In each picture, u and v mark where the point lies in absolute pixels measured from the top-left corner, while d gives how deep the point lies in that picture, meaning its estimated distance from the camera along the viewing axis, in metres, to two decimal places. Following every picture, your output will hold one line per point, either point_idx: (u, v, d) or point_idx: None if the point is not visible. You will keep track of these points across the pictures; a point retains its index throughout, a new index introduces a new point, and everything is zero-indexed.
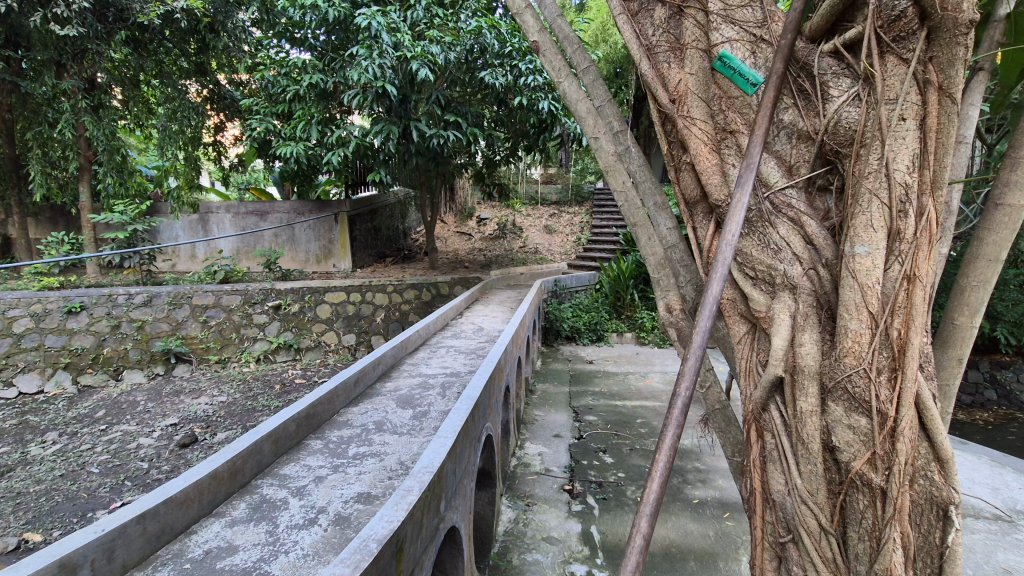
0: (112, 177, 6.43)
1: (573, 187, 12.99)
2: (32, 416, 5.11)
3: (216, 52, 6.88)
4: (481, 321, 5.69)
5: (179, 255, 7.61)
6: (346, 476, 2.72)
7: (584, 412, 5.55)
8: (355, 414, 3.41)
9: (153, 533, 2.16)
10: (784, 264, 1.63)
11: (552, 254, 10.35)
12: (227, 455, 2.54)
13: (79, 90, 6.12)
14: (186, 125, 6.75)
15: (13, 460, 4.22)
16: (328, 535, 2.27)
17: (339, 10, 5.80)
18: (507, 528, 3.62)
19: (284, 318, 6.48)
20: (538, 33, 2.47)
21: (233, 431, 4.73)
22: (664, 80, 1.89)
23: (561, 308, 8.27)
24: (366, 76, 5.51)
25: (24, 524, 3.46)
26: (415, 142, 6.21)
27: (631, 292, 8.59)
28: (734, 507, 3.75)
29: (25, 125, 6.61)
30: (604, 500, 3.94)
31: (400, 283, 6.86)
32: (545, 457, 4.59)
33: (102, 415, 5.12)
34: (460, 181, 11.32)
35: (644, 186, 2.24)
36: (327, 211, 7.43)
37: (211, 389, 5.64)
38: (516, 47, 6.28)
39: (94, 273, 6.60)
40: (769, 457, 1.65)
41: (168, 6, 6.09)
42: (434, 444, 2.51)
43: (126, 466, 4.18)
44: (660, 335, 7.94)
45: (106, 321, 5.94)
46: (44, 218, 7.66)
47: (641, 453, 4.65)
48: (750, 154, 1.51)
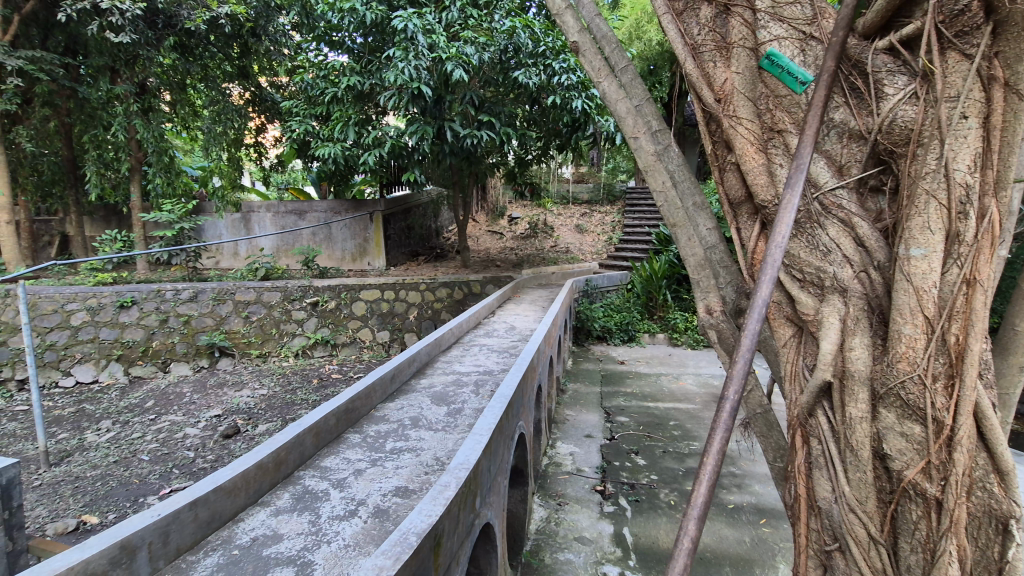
0: (161, 177, 6.71)
1: (604, 187, 12.92)
2: (88, 404, 5.40)
3: (258, 56, 7.11)
4: (513, 320, 5.72)
5: (223, 253, 7.90)
6: (384, 470, 2.79)
7: (615, 413, 5.52)
8: (391, 410, 3.48)
9: (204, 519, 2.25)
10: (834, 266, 1.59)
11: (583, 254, 10.31)
12: (271, 446, 2.63)
13: (131, 95, 6.45)
14: (230, 127, 6.99)
15: (72, 445, 4.47)
16: (368, 527, 2.33)
17: (376, 13, 5.94)
18: (538, 527, 3.64)
19: (322, 315, 6.65)
20: (578, 33, 2.47)
21: (273, 423, 4.89)
22: (709, 79, 1.87)
23: (593, 308, 8.22)
24: (403, 77, 5.62)
25: (83, 507, 3.65)
26: (449, 142, 6.28)
27: (664, 292, 8.46)
28: (771, 514, 3.67)
29: (83, 128, 6.98)
30: (636, 502, 3.92)
31: (433, 281, 6.93)
32: (576, 456, 4.60)
33: (151, 405, 5.36)
34: (491, 181, 11.40)
35: (683, 186, 2.23)
36: (362, 211, 7.58)
37: (252, 382, 5.84)
38: (550, 46, 6.27)
39: (143, 270, 6.91)
40: (815, 463, 1.62)
41: (214, 11, 6.27)
42: (469, 441, 2.54)
43: (173, 454, 4.37)
44: (694, 336, 7.82)
45: (154, 315, 6.21)
46: (99, 217, 8.07)
47: (675, 456, 4.60)
48: (800, 154, 1.46)
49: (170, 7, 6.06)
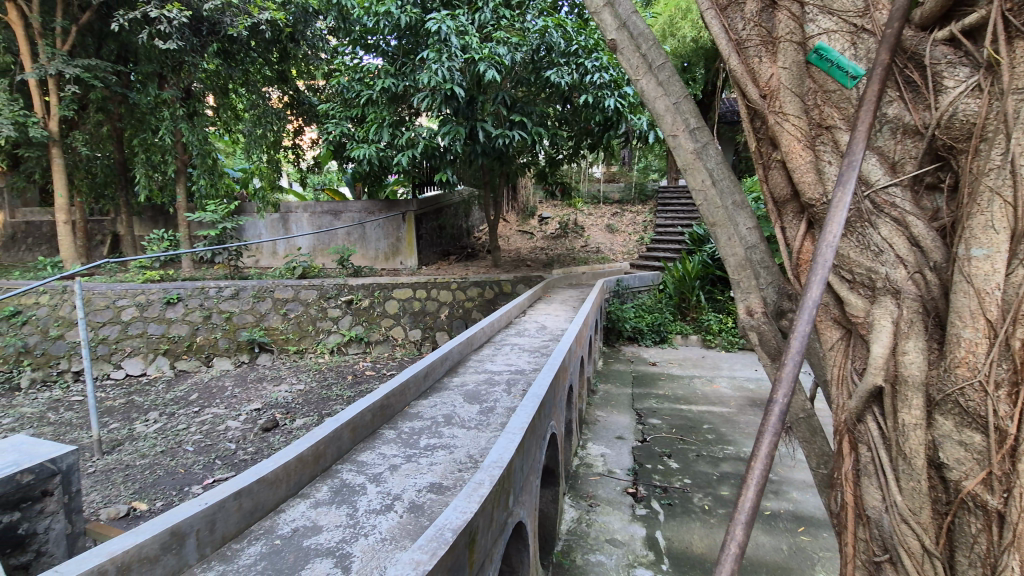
0: (205, 179, 6.97)
1: (636, 186, 12.78)
2: (137, 396, 5.65)
3: (296, 61, 7.31)
4: (543, 319, 5.72)
5: (262, 252, 8.16)
6: (419, 466, 2.83)
7: (647, 415, 5.45)
8: (425, 407, 3.53)
9: (248, 509, 2.33)
10: (885, 266, 1.54)
11: (614, 253, 10.22)
12: (310, 440, 2.70)
13: (177, 99, 6.71)
14: (269, 130, 7.21)
15: (122, 435, 4.68)
16: (403, 521, 2.37)
17: (410, 16, 6.05)
18: (570, 527, 3.63)
19: (356, 313, 6.79)
20: (616, 31, 2.44)
21: (310, 418, 5.02)
22: (754, 75, 1.83)
23: (624, 308, 8.14)
24: (436, 78, 5.67)
25: (133, 494, 3.81)
26: (481, 142, 6.30)
27: (697, 293, 8.30)
28: (810, 522, 3.56)
29: (133, 132, 7.32)
30: (669, 506, 3.86)
31: (464, 280, 6.99)
32: (607, 458, 4.56)
33: (195, 398, 5.57)
34: (521, 181, 11.42)
35: (722, 184, 2.19)
36: (395, 211, 7.70)
37: (290, 377, 6.02)
38: (582, 45, 6.23)
39: (188, 268, 7.19)
40: (863, 471, 1.57)
41: (254, 18, 6.31)
42: (503, 440, 2.55)
43: (216, 446, 4.53)
44: (728, 338, 7.65)
45: (199, 312, 6.46)
46: (146, 216, 8.43)
47: (708, 460, 4.51)
48: (852, 151, 1.41)
49: (214, 15, 6.21)
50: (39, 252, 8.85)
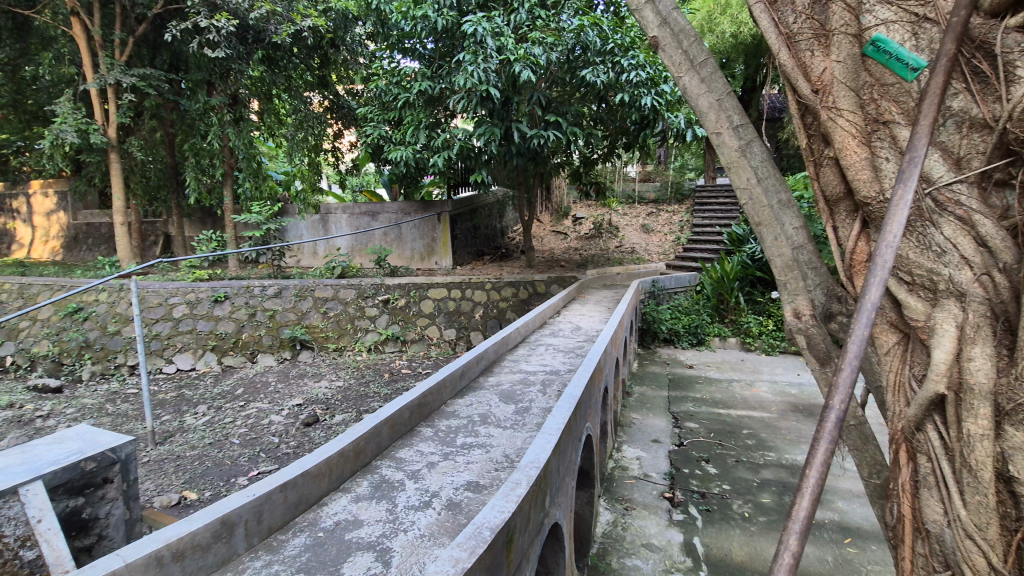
0: (249, 182, 7.22)
1: (672, 185, 12.57)
2: (187, 389, 5.90)
3: (336, 66, 7.50)
4: (578, 320, 5.69)
5: (304, 252, 8.41)
6: (456, 464, 2.86)
7: (684, 418, 5.35)
8: (461, 406, 3.56)
9: (293, 501, 2.40)
10: (949, 268, 1.46)
11: (649, 254, 10.08)
12: (352, 435, 2.77)
13: (224, 106, 6.99)
14: (310, 134, 7.44)
15: (174, 427, 4.91)
16: (442, 518, 2.40)
17: (447, 19, 6.11)
18: (605, 530, 3.60)
19: (392, 312, 6.92)
20: (658, 27, 2.41)
21: (348, 414, 5.14)
22: (805, 69, 1.79)
23: (660, 309, 8.01)
24: (472, 79, 5.72)
25: (184, 483, 3.98)
26: (516, 143, 6.31)
27: (736, 294, 8.09)
28: (857, 534, 3.42)
29: (183, 137, 7.66)
30: (707, 512, 3.77)
31: (498, 280, 7.03)
32: (643, 461, 4.50)
33: (241, 392, 5.78)
34: (556, 180, 11.39)
35: (768, 183, 2.15)
36: (431, 211, 7.81)
37: (330, 374, 6.18)
38: (618, 43, 6.16)
39: (235, 268, 7.48)
40: (923, 482, 1.50)
41: (298, 25, 6.53)
42: (539, 440, 2.55)
43: (261, 439, 4.68)
44: (769, 341, 7.43)
45: (245, 309, 6.72)
46: (196, 218, 8.81)
47: (748, 466, 4.39)
48: (914, 146, 1.34)
49: (260, 23, 6.44)
50: (99, 252, 9.36)
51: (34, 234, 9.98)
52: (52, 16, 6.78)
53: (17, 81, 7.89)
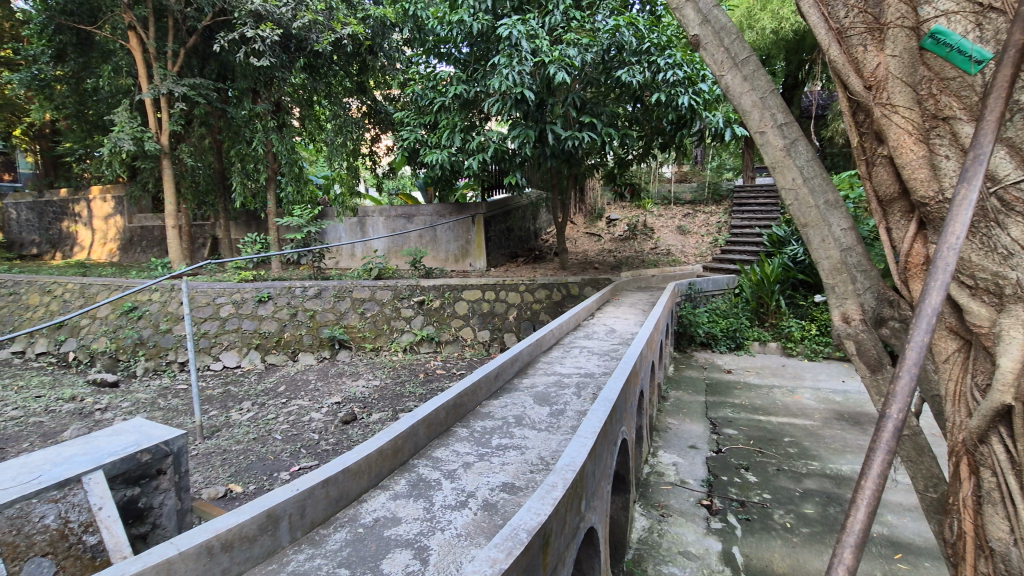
0: (291, 186, 7.45)
1: (709, 186, 12.30)
2: (233, 386, 6.13)
3: (374, 72, 7.67)
4: (613, 322, 5.63)
5: (342, 254, 8.63)
6: (491, 465, 2.87)
7: (722, 424, 5.22)
8: (496, 407, 3.58)
9: (334, 497, 2.46)
10: (1017, 271, 1.38)
11: (685, 256, 9.89)
12: (390, 434, 2.82)
13: (268, 112, 7.25)
14: (349, 138, 7.63)
15: (220, 422, 5.10)
16: (478, 518, 2.42)
17: (482, 23, 6.17)
18: (641, 536, 3.55)
19: (427, 313, 7.04)
20: (699, 26, 2.37)
21: (385, 413, 5.23)
22: (857, 65, 1.75)
23: (697, 312, 7.84)
24: (507, 82, 5.75)
25: (230, 476, 4.13)
26: (551, 145, 6.29)
27: (777, 297, 7.84)
28: (909, 549, 3.26)
29: (230, 143, 7.98)
30: (747, 521, 3.67)
31: (532, 282, 7.06)
32: (680, 467, 4.41)
33: (282, 389, 5.97)
34: (590, 182, 11.32)
35: (814, 182, 2.11)
36: (465, 213, 7.88)
37: (367, 373, 6.31)
38: (655, 43, 6.06)
39: (277, 269, 7.73)
40: (986, 497, 1.43)
41: (338, 33, 6.72)
42: (575, 444, 2.53)
43: (302, 435, 4.82)
44: (811, 346, 7.17)
45: (286, 309, 6.94)
46: (241, 221, 9.16)
47: (790, 475, 4.25)
48: (979, 143, 1.27)
49: (302, 33, 6.64)
50: (152, 254, 9.84)
51: (93, 237, 10.59)
52: (111, 31, 7.19)
53: (79, 92, 8.34)
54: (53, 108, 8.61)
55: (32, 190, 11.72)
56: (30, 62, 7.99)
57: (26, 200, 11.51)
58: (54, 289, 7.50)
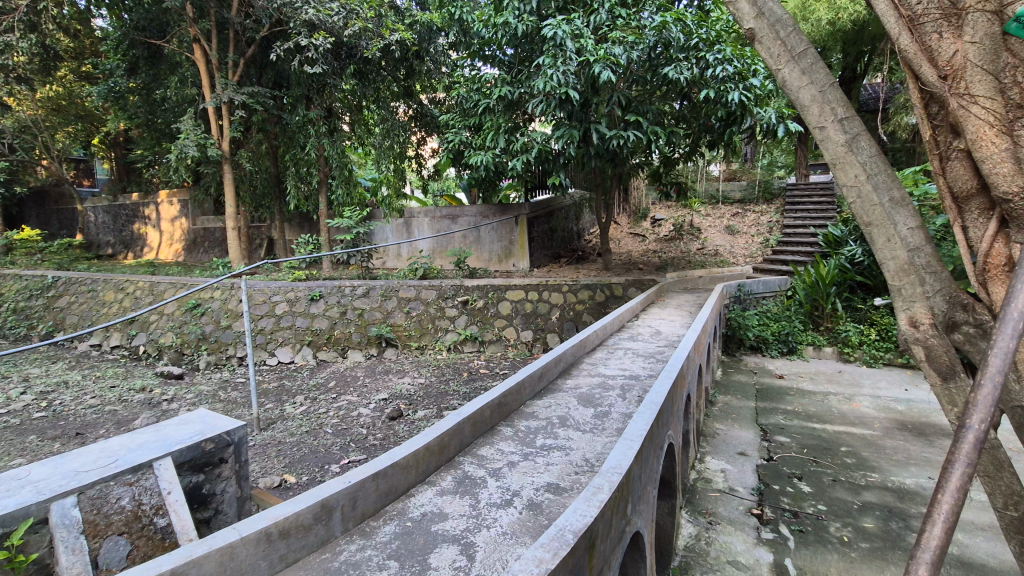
0: (342, 189, 7.72)
1: (759, 184, 11.87)
2: (287, 380, 6.40)
3: (421, 76, 7.83)
4: (658, 324, 5.53)
5: (389, 254, 8.87)
6: (536, 465, 2.88)
7: (774, 431, 5.03)
8: (540, 407, 3.58)
9: (384, 490, 2.52)
10: None
11: (734, 256, 9.60)
12: (436, 431, 2.86)
13: (320, 118, 7.54)
14: (396, 142, 7.81)
15: (275, 415, 5.34)
16: (523, 518, 2.43)
17: (527, 25, 6.19)
18: (687, 543, 3.47)
19: (471, 313, 7.13)
20: (754, 19, 2.35)
21: (430, 410, 5.33)
22: (932, 53, 1.74)
23: (747, 315, 7.60)
24: (551, 83, 5.74)
25: (285, 467, 4.31)
26: (595, 144, 6.24)
27: (833, 300, 7.47)
28: (982, 571, 3.03)
29: (285, 148, 8.35)
30: (800, 532, 3.52)
31: (575, 283, 7.04)
32: (728, 474, 4.28)
33: (333, 385, 6.18)
34: (634, 181, 11.16)
35: (878, 178, 2.05)
36: (508, 214, 7.93)
37: (413, 371, 6.45)
38: (704, 38, 5.90)
39: (328, 269, 8.00)
40: None
41: (386, 39, 6.89)
42: (620, 447, 2.50)
43: (351, 430, 4.98)
44: (871, 352, 6.80)
45: (336, 308, 7.17)
46: (295, 223, 9.55)
47: (848, 486, 4.05)
48: None
49: (353, 40, 6.85)
50: (213, 254, 10.38)
51: (161, 238, 11.29)
52: (178, 44, 7.65)
53: (150, 103, 8.89)
54: (127, 117, 9.23)
55: (108, 194, 12.62)
56: (107, 76, 8.61)
57: (102, 203, 12.38)
58: (127, 287, 8.03)
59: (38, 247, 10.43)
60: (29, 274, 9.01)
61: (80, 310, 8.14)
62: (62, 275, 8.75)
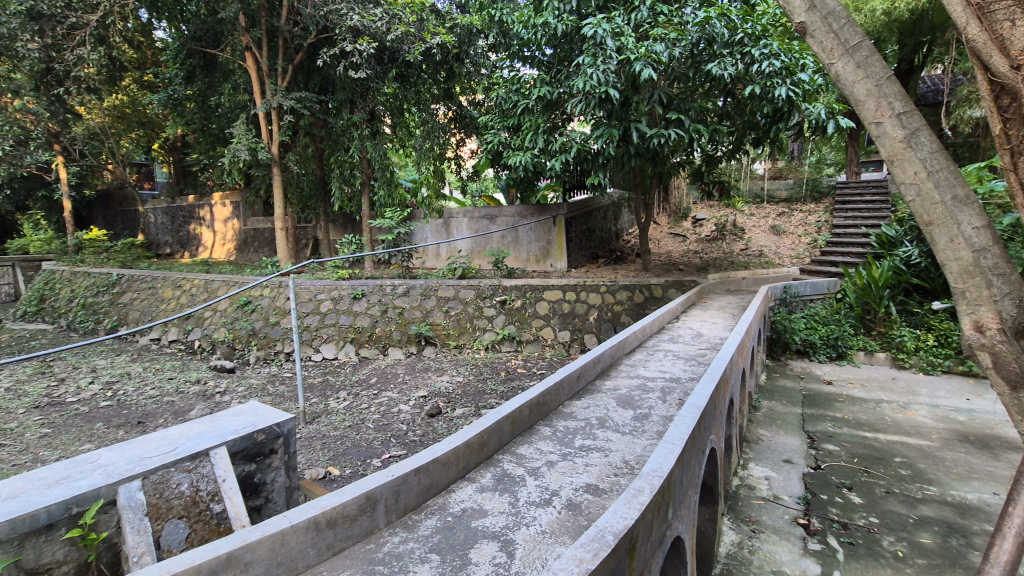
0: (383, 190, 7.91)
1: (807, 183, 11.45)
2: (331, 375, 6.61)
3: (460, 78, 7.92)
4: (699, 326, 5.43)
5: (428, 254, 9.03)
6: (575, 465, 2.88)
7: (821, 439, 4.84)
8: (579, 408, 3.58)
9: (425, 485, 2.57)
10: None
11: (780, 257, 9.29)
12: (476, 429, 2.90)
13: (364, 121, 7.74)
14: (435, 143, 7.91)
15: (320, 409, 5.52)
16: (562, 518, 2.44)
17: (566, 24, 6.17)
18: (729, 551, 3.39)
19: (509, 312, 7.17)
20: (806, 12, 2.38)
21: (468, 408, 5.40)
22: (1003, 42, 1.86)
23: (793, 318, 7.35)
24: (591, 83, 5.71)
25: (329, 460, 4.45)
26: (635, 143, 6.14)
27: (886, 303, 7.11)
28: None
29: (330, 150, 8.62)
30: (850, 545, 3.38)
31: (613, 283, 7.00)
32: (773, 482, 4.16)
33: (374, 381, 6.35)
34: (675, 180, 10.99)
35: (940, 175, 2.10)
36: (546, 214, 7.93)
37: (451, 369, 6.54)
38: (749, 33, 5.72)
39: (370, 268, 8.20)
40: None
41: (428, 43, 7.00)
42: (662, 449, 2.48)
43: (392, 426, 5.10)
44: (929, 359, 6.46)
45: (378, 306, 7.35)
46: (339, 223, 9.83)
47: (902, 499, 3.86)
48: None
49: (395, 44, 6.99)
50: (262, 253, 10.81)
51: (214, 238, 11.85)
52: (231, 52, 8.01)
53: (205, 109, 9.33)
54: (184, 123, 9.71)
55: (166, 196, 13.33)
56: (167, 84, 9.09)
57: (161, 205, 13.06)
58: (183, 284, 8.46)
59: (104, 247, 11.13)
60: (96, 272, 9.62)
61: (141, 306, 8.63)
62: (126, 273, 9.29)
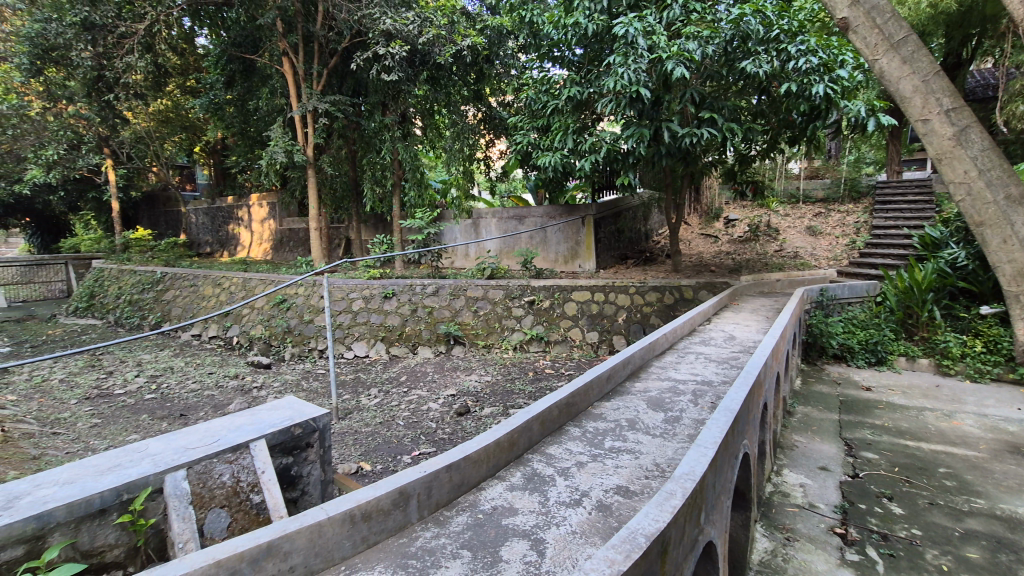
0: (414, 191, 8.03)
1: (845, 182, 11.11)
2: (363, 372, 6.75)
3: (490, 79, 7.96)
4: (732, 328, 5.33)
5: (457, 254, 9.11)
6: (605, 466, 2.87)
7: (859, 447, 4.69)
8: (608, 409, 3.56)
9: (456, 482, 2.60)
10: None
11: (816, 259, 9.03)
12: (506, 428, 2.92)
13: (395, 123, 7.87)
14: (465, 144, 7.98)
15: (352, 405, 5.64)
16: (592, 518, 2.43)
17: (597, 24, 6.15)
18: (762, 558, 3.32)
19: (537, 312, 7.19)
20: None
21: (497, 407, 5.43)
22: None
23: (830, 321, 7.15)
24: (621, 82, 5.68)
25: (361, 455, 4.54)
26: (666, 143, 6.06)
27: (930, 307, 6.81)
28: None
29: (363, 151, 8.79)
30: (891, 557, 3.27)
31: (643, 284, 6.94)
32: (808, 489, 4.05)
33: (404, 379, 6.45)
34: (706, 180, 10.83)
35: None
36: (575, 214, 7.92)
37: (479, 368, 6.59)
38: (785, 29, 5.60)
39: (400, 268, 8.32)
40: None
41: (457, 45, 7.04)
42: (694, 453, 2.45)
43: (422, 423, 5.17)
44: (975, 366, 6.18)
45: (407, 306, 7.45)
46: (371, 223, 10.02)
47: (947, 511, 3.71)
48: None
49: (427, 47, 7.08)
50: (297, 253, 11.09)
51: (251, 238, 12.22)
52: (269, 58, 8.25)
53: (244, 113, 9.63)
54: (224, 126, 10.04)
55: (207, 197, 13.82)
56: (208, 89, 9.39)
57: (201, 206, 13.54)
58: (223, 282, 8.76)
59: (149, 246, 11.61)
60: (142, 270, 10.05)
61: (183, 303, 8.96)
62: (169, 271, 9.68)
